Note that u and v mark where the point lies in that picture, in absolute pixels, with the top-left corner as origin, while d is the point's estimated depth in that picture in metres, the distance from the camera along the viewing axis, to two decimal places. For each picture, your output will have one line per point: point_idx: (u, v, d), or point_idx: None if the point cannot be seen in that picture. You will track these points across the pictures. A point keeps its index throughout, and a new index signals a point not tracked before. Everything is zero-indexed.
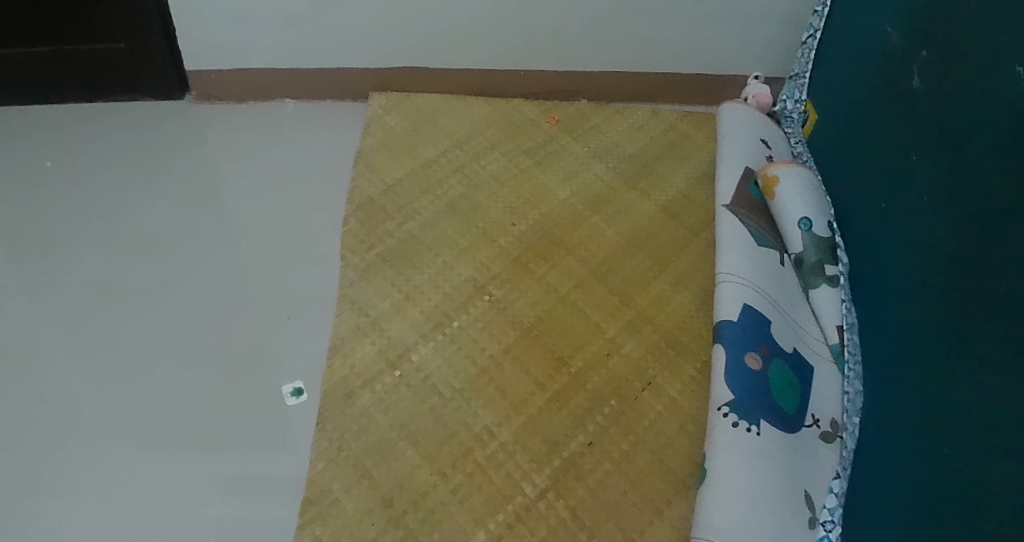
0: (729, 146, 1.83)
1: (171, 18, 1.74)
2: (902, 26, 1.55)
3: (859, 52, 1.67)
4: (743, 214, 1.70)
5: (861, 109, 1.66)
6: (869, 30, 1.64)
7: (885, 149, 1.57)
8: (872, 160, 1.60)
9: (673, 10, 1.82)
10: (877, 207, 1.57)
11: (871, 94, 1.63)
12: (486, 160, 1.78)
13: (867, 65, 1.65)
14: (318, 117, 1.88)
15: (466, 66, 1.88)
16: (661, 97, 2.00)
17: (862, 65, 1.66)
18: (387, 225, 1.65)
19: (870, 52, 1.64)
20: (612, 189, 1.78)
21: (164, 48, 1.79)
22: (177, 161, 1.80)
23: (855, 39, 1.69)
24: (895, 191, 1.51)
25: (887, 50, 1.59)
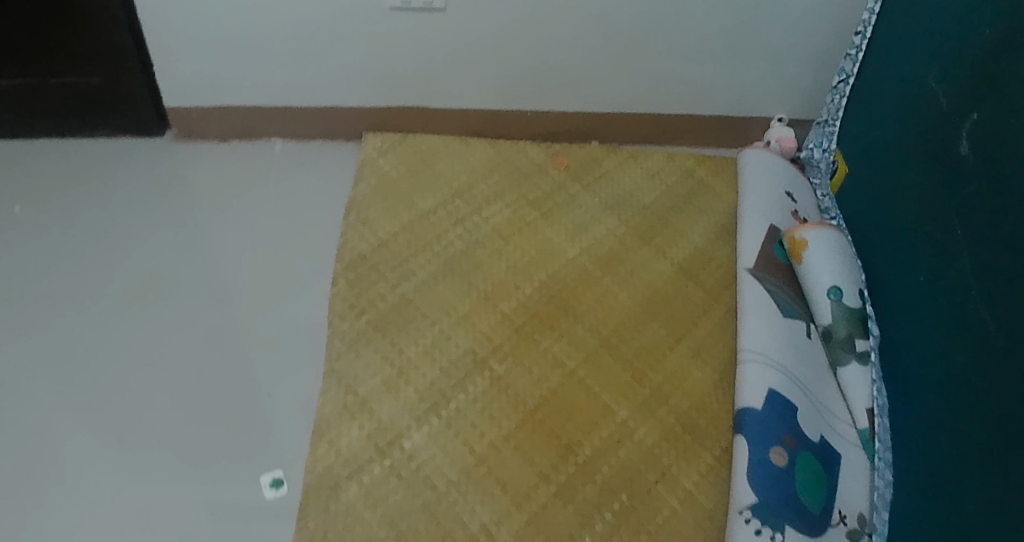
0: (753, 200, 1.70)
1: (147, 50, 1.60)
2: (950, 82, 1.39)
3: (897, 102, 1.54)
4: (767, 282, 1.56)
5: (895, 167, 1.52)
6: (906, 80, 1.50)
7: (927, 217, 1.41)
8: (908, 225, 1.47)
9: (691, 44, 1.69)
10: (913, 279, 1.44)
11: (906, 151, 1.49)
12: (489, 212, 1.63)
13: (904, 119, 1.51)
14: (308, 158, 1.73)
15: (470, 105, 1.74)
16: (678, 138, 1.85)
17: (898, 115, 1.52)
18: (380, 287, 1.51)
19: (911, 106, 1.49)
20: (624, 245, 1.64)
21: (141, 83, 1.64)
22: (153, 207, 1.64)
23: (892, 87, 1.55)
24: (935, 264, 1.38)
25: (926, 104, 1.45)
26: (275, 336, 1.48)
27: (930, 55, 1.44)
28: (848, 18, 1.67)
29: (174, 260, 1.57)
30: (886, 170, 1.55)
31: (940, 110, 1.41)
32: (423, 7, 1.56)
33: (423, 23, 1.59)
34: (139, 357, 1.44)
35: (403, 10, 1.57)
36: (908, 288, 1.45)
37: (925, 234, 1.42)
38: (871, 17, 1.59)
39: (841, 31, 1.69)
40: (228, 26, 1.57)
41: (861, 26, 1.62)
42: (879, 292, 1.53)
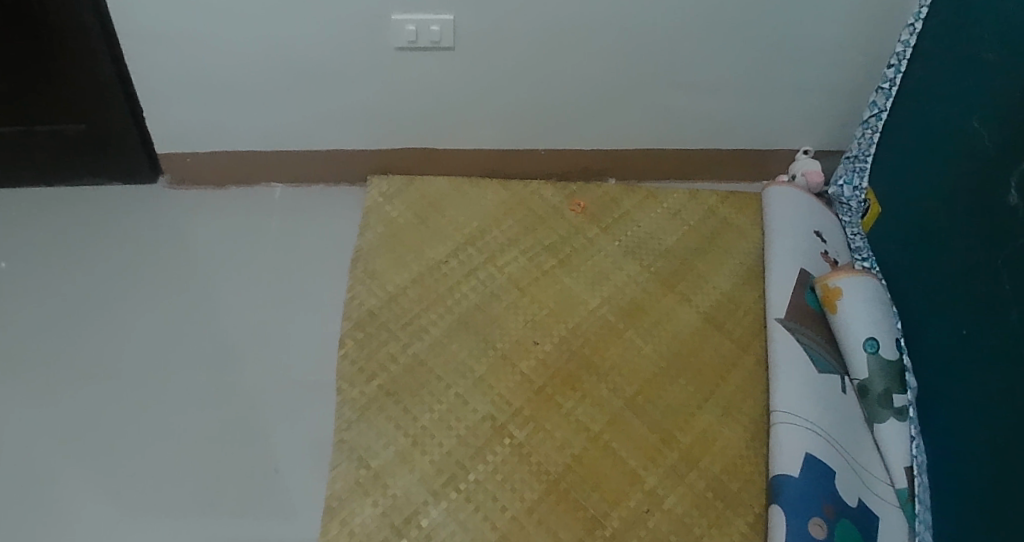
0: (780, 242, 1.61)
1: (138, 98, 1.53)
2: (992, 120, 1.29)
3: (931, 141, 1.45)
4: (800, 332, 1.48)
5: (934, 213, 1.42)
6: (945, 118, 1.41)
7: (969, 266, 1.32)
8: (949, 276, 1.37)
9: (711, 83, 1.61)
10: (954, 336, 1.34)
11: (945, 196, 1.40)
12: (503, 261, 1.54)
13: (941, 162, 1.41)
14: (309, 204, 1.64)
15: (477, 146, 1.64)
16: (698, 174, 1.77)
17: (933, 156, 1.43)
18: (390, 347, 1.42)
19: (951, 145, 1.39)
20: (647, 293, 1.55)
21: (133, 131, 1.57)
22: (149, 259, 1.55)
23: (928, 125, 1.46)
24: (976, 321, 1.28)
25: (966, 146, 1.36)
26: (279, 402, 1.38)
27: (971, 93, 1.35)
28: (877, 50, 1.58)
29: (171, 317, 1.48)
30: (922, 214, 1.46)
31: (978, 155, 1.32)
32: (429, 45, 1.48)
33: (429, 63, 1.51)
34: (134, 425, 1.35)
35: (408, 50, 1.48)
36: (952, 346, 1.34)
37: (967, 290, 1.32)
38: (906, 50, 1.50)
39: (869, 63, 1.60)
40: (225, 68, 1.49)
41: (894, 59, 1.53)
42: (918, 343, 1.44)
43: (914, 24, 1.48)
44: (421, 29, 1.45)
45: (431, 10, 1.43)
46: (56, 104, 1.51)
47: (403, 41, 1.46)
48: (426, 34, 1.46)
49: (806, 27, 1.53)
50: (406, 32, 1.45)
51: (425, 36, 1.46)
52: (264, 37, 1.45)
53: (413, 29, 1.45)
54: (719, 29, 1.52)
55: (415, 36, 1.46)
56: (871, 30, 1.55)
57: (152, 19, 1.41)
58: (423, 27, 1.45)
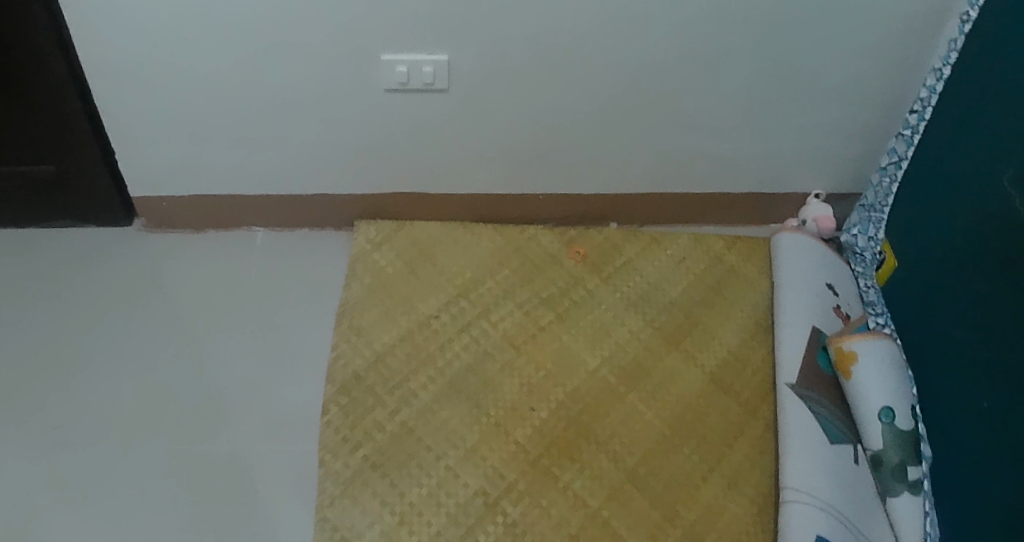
0: (790, 297, 1.51)
1: (108, 139, 1.43)
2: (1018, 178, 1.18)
3: (953, 194, 1.35)
4: (811, 401, 1.39)
5: (954, 272, 1.32)
6: (969, 171, 1.31)
7: (992, 336, 1.22)
8: (968, 343, 1.28)
9: (721, 128, 1.52)
10: (975, 409, 1.24)
11: (967, 256, 1.30)
12: (498, 316, 1.45)
13: (963, 218, 1.31)
14: (292, 250, 1.55)
15: (473, 192, 1.56)
16: (704, 218, 1.68)
17: (955, 212, 1.34)
18: (376, 414, 1.33)
19: (973, 201, 1.29)
20: (650, 352, 1.46)
21: (104, 173, 1.47)
22: (118, 307, 1.46)
23: (948, 176, 1.36)
24: (1000, 395, 1.18)
25: (987, 202, 1.26)
26: (254, 472, 1.28)
27: (996, 146, 1.24)
28: (895, 93, 1.50)
29: (139, 374, 1.38)
30: (940, 272, 1.37)
31: (999, 212, 1.22)
32: (421, 87, 1.38)
33: (421, 105, 1.41)
34: (97, 496, 1.25)
35: (398, 91, 1.39)
36: (972, 418, 1.24)
37: (988, 360, 1.22)
38: (931, 96, 1.41)
39: (886, 106, 1.52)
40: (202, 110, 1.39)
41: (917, 105, 1.44)
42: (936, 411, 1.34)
43: (941, 69, 1.38)
44: (413, 70, 1.36)
45: (424, 50, 1.34)
46: (23, 146, 1.41)
47: (394, 83, 1.37)
48: (418, 75, 1.36)
49: (822, 69, 1.44)
50: (396, 73, 1.36)
51: (417, 77, 1.37)
52: (243, 78, 1.35)
53: (404, 70, 1.35)
54: (730, 69, 1.42)
55: (406, 77, 1.36)
56: (890, 74, 1.46)
57: (124, 58, 1.31)
58: (415, 68, 1.35)
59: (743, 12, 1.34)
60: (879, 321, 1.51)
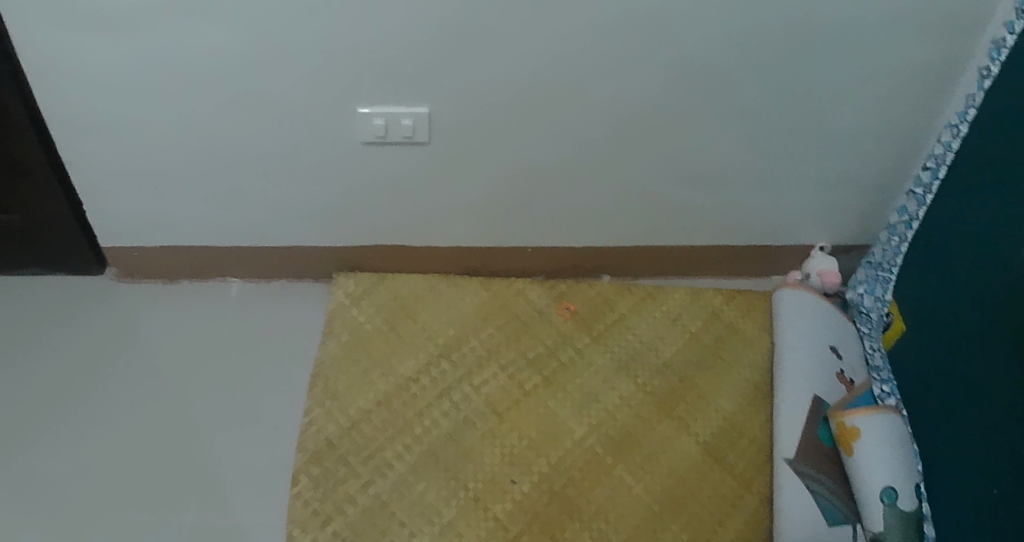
0: (791, 361, 1.42)
1: (75, 190, 1.37)
2: None
3: (964, 261, 1.27)
4: (810, 479, 1.31)
5: (964, 347, 1.24)
6: (985, 237, 1.22)
7: (1009, 420, 1.13)
8: (976, 423, 1.19)
9: (719, 182, 1.45)
10: (981, 496, 1.16)
11: (979, 331, 1.21)
12: (481, 379, 1.40)
13: (978, 290, 1.22)
14: (266, 304, 1.49)
15: (457, 245, 1.51)
16: (700, 270, 1.61)
17: (969, 281, 1.25)
18: (349, 486, 1.27)
19: (990, 272, 1.20)
20: (641, 420, 1.39)
21: (72, 223, 1.42)
22: (84, 364, 1.40)
23: (959, 241, 1.28)
24: (1016, 486, 1.10)
25: (1004, 273, 1.17)
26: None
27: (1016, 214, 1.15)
28: (905, 147, 1.41)
29: (102, 437, 1.32)
30: (947, 343, 1.28)
31: (1018, 287, 1.14)
32: (401, 140, 1.31)
33: (401, 157, 1.35)
34: None
35: (376, 143, 1.32)
36: (978, 505, 1.16)
37: (1001, 447, 1.14)
38: (946, 154, 1.31)
39: (894, 160, 1.43)
40: (171, 162, 1.33)
41: (931, 162, 1.35)
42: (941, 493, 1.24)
43: (958, 126, 1.29)
44: (391, 123, 1.29)
45: (403, 103, 1.27)
46: None
47: (371, 135, 1.30)
48: (397, 128, 1.30)
49: (826, 122, 1.36)
50: (374, 126, 1.29)
51: (396, 130, 1.30)
52: (212, 131, 1.29)
53: (382, 122, 1.28)
54: (728, 122, 1.34)
55: (384, 130, 1.29)
56: (899, 128, 1.38)
57: (88, 110, 1.25)
58: (393, 121, 1.29)
59: (740, 64, 1.26)
60: (884, 389, 1.40)
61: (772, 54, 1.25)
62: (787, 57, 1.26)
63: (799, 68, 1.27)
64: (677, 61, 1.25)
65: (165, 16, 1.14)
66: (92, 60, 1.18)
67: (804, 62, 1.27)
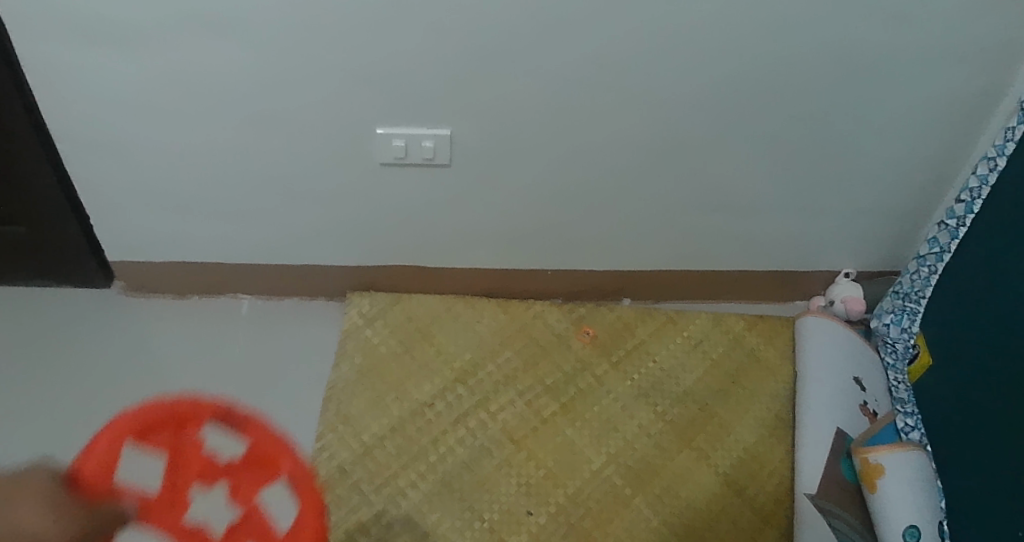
0: (816, 393, 1.38)
1: (80, 200, 1.34)
2: None
3: (996, 296, 1.23)
4: (831, 516, 1.27)
5: (992, 385, 1.20)
6: (1019, 273, 1.18)
7: None
8: (1005, 464, 1.15)
9: (744, 207, 1.41)
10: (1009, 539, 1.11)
11: (1010, 371, 1.17)
12: (497, 406, 1.38)
13: (1010, 328, 1.18)
14: (276, 322, 1.47)
15: (475, 266, 1.49)
16: (723, 294, 1.58)
17: (1000, 317, 1.21)
18: (361, 515, 1.25)
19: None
20: (661, 451, 1.36)
21: (78, 234, 1.38)
22: (90, 380, 1.37)
23: (992, 274, 1.24)
24: None
25: None
26: None
27: None
28: (936, 175, 1.37)
29: None
30: (975, 379, 1.24)
31: None
32: (421, 162, 1.28)
33: (420, 179, 1.32)
34: None
35: (395, 165, 1.29)
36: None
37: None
38: (982, 188, 1.26)
39: (926, 188, 1.40)
40: (185, 180, 1.30)
41: (965, 194, 1.29)
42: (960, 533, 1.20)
43: (996, 158, 1.23)
44: (412, 144, 1.26)
45: (424, 124, 1.24)
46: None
47: (391, 157, 1.27)
48: (417, 150, 1.26)
49: (856, 150, 1.32)
50: (393, 147, 1.25)
51: (417, 151, 1.27)
52: (226, 149, 1.26)
53: (402, 144, 1.25)
54: (756, 148, 1.31)
55: (403, 151, 1.26)
56: (932, 157, 1.34)
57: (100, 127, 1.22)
58: (414, 142, 1.25)
59: (770, 90, 1.22)
60: (908, 422, 1.35)
61: (803, 80, 1.21)
62: (818, 84, 1.22)
63: (830, 96, 1.23)
64: (705, 87, 1.21)
65: (182, 35, 1.10)
66: (106, 76, 1.15)
67: (835, 89, 1.22)
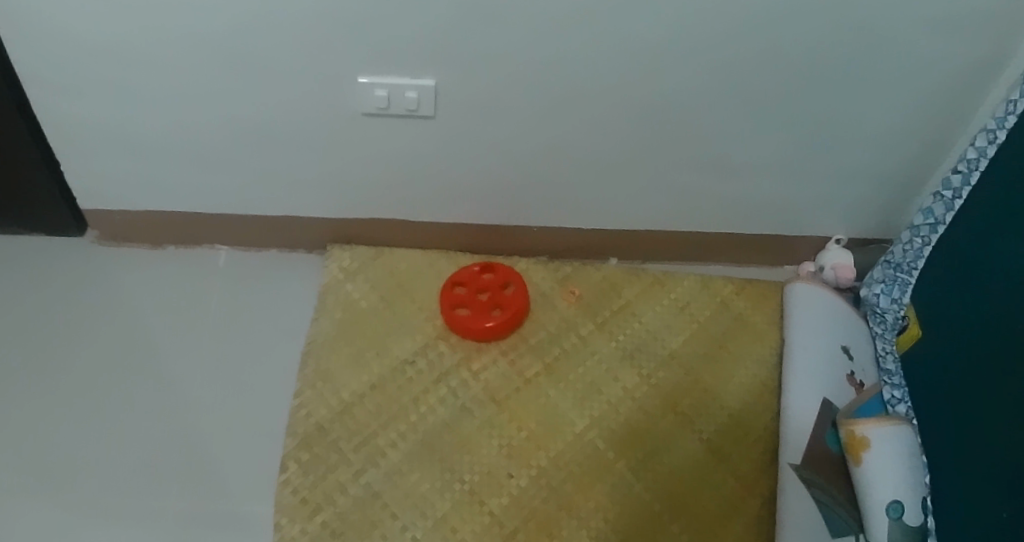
0: (802, 361, 1.37)
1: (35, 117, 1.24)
2: None
3: (987, 273, 1.21)
4: (814, 487, 1.27)
5: (978, 362, 1.20)
6: (1011, 252, 1.16)
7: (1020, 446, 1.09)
8: (990, 442, 1.14)
9: (736, 172, 1.37)
10: (990, 517, 1.11)
11: (998, 349, 1.16)
12: (480, 366, 1.35)
13: (1000, 307, 1.17)
14: (253, 276, 1.44)
15: (459, 221, 1.44)
16: (711, 256, 1.55)
17: (990, 295, 1.19)
18: (339, 475, 1.23)
19: (1013, 291, 1.15)
20: (644, 415, 1.34)
21: (36, 155, 1.28)
22: (63, 334, 1.35)
23: (986, 250, 1.22)
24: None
25: None
26: (201, 535, 1.19)
27: None
28: (936, 144, 1.34)
29: (81, 409, 1.28)
30: (963, 354, 1.23)
31: None
32: (403, 113, 1.22)
33: (403, 131, 1.26)
34: None
35: (376, 115, 1.23)
36: (987, 529, 1.11)
37: (1009, 470, 1.10)
38: (979, 160, 1.23)
39: (924, 157, 1.36)
40: (157, 127, 1.25)
41: (962, 165, 1.26)
42: (940, 507, 1.21)
43: (996, 131, 1.20)
44: (394, 95, 1.20)
45: (408, 74, 1.17)
46: None
47: (372, 107, 1.21)
48: (400, 100, 1.20)
49: (855, 117, 1.28)
50: (375, 97, 1.20)
51: (399, 102, 1.21)
52: (200, 97, 1.20)
53: (384, 94, 1.19)
54: (753, 111, 1.26)
55: (386, 102, 1.20)
56: (931, 126, 1.30)
57: (67, 72, 1.16)
58: (396, 92, 1.19)
59: (769, 52, 1.17)
60: (895, 394, 1.35)
61: (803, 44, 1.16)
62: (818, 48, 1.16)
63: (831, 59, 1.18)
64: (701, 46, 1.15)
65: None
66: (69, 16, 1.08)
67: (834, 55, 1.18)
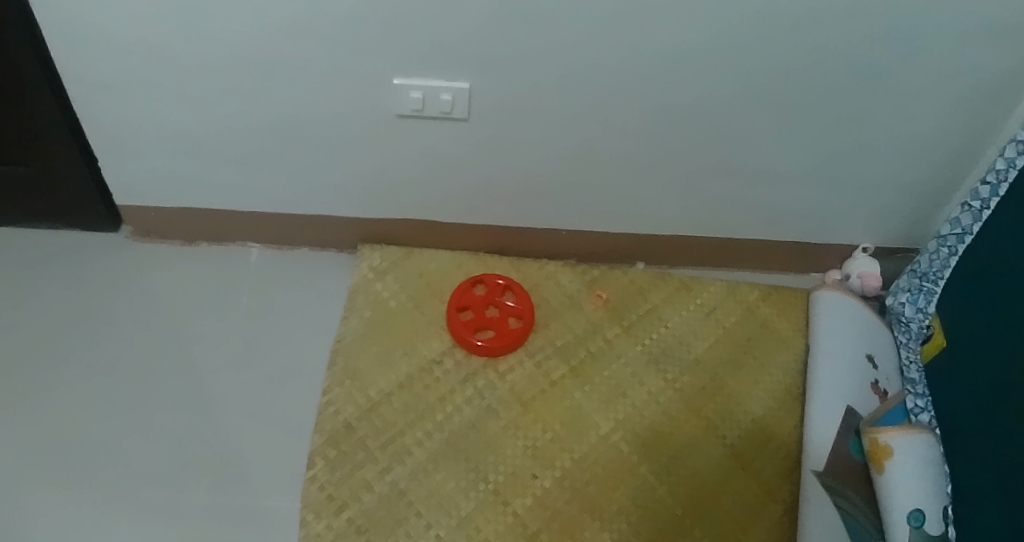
0: (826, 369, 1.37)
1: (78, 121, 1.27)
2: None
3: (1014, 285, 1.20)
4: (835, 494, 1.27)
5: (1003, 375, 1.19)
6: None
7: None
8: (1013, 453, 1.14)
9: (765, 179, 1.37)
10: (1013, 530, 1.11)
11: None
12: (506, 367, 1.36)
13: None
14: (284, 274, 1.45)
15: (487, 222, 1.45)
16: (737, 262, 1.56)
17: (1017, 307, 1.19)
18: (366, 472, 1.24)
19: None
20: (669, 419, 1.35)
21: (77, 156, 1.32)
22: (96, 329, 1.37)
23: (1013, 258, 1.21)
24: None
25: None
26: (228, 531, 1.20)
27: None
28: (967, 153, 1.33)
29: (114, 403, 1.30)
30: (988, 364, 1.23)
31: None
32: (437, 115, 1.23)
33: (436, 133, 1.27)
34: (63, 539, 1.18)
35: (411, 117, 1.25)
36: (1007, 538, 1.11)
37: None
38: (1008, 170, 1.23)
39: (953, 167, 1.35)
40: (193, 126, 1.27)
41: (990, 176, 1.26)
42: (961, 517, 1.21)
43: None
44: (429, 97, 1.20)
45: (442, 77, 1.18)
46: None
47: (407, 109, 1.22)
48: (435, 103, 1.21)
49: (886, 126, 1.28)
50: (410, 99, 1.21)
51: (433, 104, 1.22)
52: (237, 96, 1.22)
53: (419, 96, 1.20)
54: (785, 119, 1.26)
55: (421, 104, 1.21)
56: (961, 136, 1.30)
57: (108, 71, 1.18)
58: (431, 95, 1.20)
59: (802, 60, 1.17)
60: (918, 403, 1.34)
61: (836, 52, 1.16)
62: (852, 57, 1.16)
63: (863, 67, 1.18)
64: (735, 53, 1.16)
65: None
66: (114, 17, 1.10)
67: (867, 63, 1.17)
